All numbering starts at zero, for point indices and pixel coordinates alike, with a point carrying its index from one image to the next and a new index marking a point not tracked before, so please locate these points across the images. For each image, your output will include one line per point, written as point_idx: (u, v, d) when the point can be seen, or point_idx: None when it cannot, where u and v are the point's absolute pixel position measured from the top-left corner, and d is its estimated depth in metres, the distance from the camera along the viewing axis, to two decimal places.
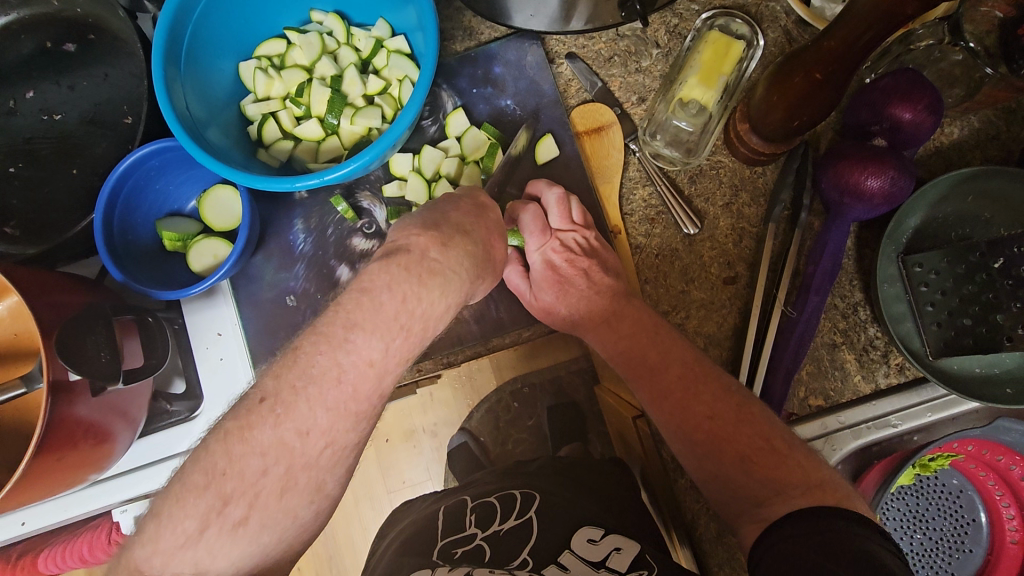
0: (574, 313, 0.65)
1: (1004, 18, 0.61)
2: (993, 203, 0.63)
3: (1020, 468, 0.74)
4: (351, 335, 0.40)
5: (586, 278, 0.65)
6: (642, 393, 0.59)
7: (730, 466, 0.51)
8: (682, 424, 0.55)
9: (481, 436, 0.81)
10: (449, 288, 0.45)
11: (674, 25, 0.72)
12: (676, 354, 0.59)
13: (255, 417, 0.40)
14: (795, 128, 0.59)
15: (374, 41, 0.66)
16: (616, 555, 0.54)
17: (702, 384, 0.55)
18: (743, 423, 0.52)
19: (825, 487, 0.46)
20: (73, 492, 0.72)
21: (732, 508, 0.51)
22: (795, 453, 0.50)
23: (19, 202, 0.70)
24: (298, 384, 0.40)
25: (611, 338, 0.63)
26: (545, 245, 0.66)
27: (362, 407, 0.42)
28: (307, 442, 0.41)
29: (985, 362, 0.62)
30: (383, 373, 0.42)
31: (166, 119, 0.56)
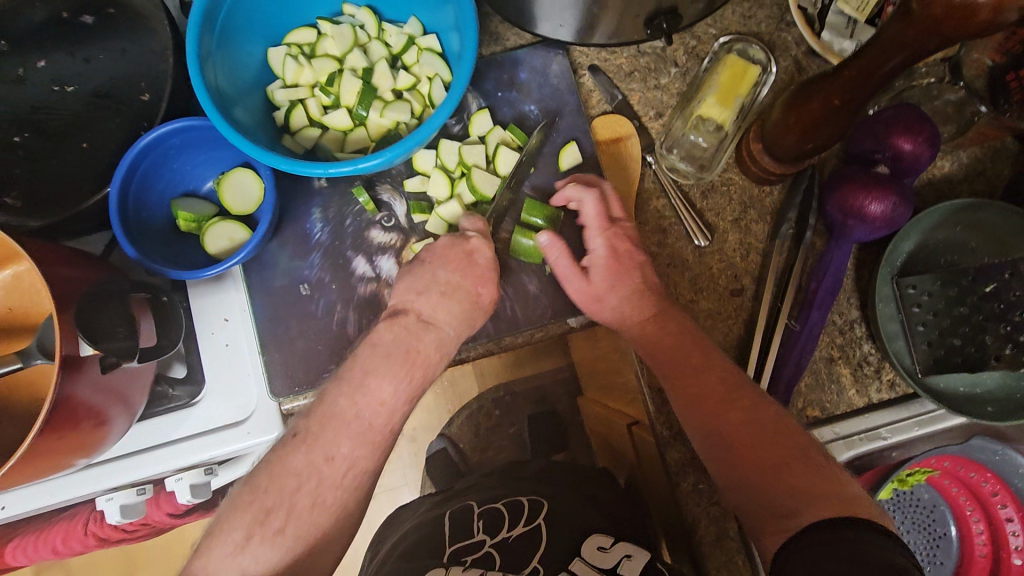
0: (613, 306, 0.67)
1: (994, 64, 0.67)
2: (979, 233, 0.68)
3: (992, 484, 0.79)
4: (367, 379, 0.59)
5: (637, 272, 0.66)
6: (677, 392, 0.60)
7: (759, 473, 0.52)
8: (716, 429, 0.56)
9: (466, 438, 1.07)
10: (442, 342, 0.63)
11: (693, 46, 0.75)
12: (718, 358, 0.60)
13: (289, 448, 0.57)
14: (809, 150, 0.62)
15: (406, 38, 0.67)
16: (627, 561, 0.61)
17: (731, 392, 0.57)
18: (774, 433, 0.53)
19: (848, 493, 0.48)
20: (61, 476, 0.69)
21: (756, 521, 0.51)
22: (827, 468, 0.51)
23: (25, 174, 0.68)
24: (323, 421, 0.57)
25: (650, 335, 0.64)
26: (606, 228, 0.67)
27: (375, 437, 0.58)
28: (333, 465, 0.56)
29: (969, 381, 0.67)
30: (391, 410, 0.59)
31: (197, 92, 0.56)
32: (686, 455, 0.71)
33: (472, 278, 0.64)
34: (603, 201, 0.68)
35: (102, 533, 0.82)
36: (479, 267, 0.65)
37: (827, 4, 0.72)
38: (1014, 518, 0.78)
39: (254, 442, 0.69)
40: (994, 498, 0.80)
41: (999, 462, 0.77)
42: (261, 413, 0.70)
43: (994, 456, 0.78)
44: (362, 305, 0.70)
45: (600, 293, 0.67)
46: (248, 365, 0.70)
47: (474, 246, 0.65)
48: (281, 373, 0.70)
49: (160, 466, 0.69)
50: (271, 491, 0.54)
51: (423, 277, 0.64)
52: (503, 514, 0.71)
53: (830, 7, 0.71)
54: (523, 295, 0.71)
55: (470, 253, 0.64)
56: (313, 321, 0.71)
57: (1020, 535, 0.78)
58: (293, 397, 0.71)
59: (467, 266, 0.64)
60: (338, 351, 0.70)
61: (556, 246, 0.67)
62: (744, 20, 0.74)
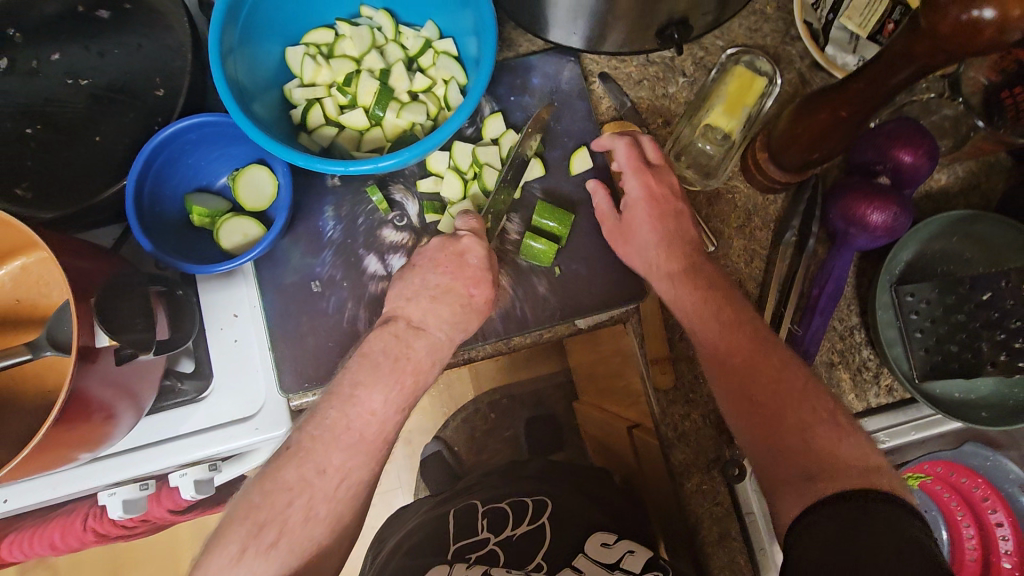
0: (649, 254, 0.66)
1: (990, 82, 0.69)
2: (975, 244, 0.70)
3: (982, 489, 0.81)
4: (356, 391, 0.58)
5: (666, 223, 0.66)
6: (707, 348, 0.61)
7: (789, 433, 0.53)
8: (746, 387, 0.57)
9: (458, 444, 1.11)
10: (433, 346, 0.62)
11: (700, 57, 0.77)
12: (748, 318, 0.60)
13: (282, 461, 0.55)
14: (814, 159, 0.64)
15: (422, 41, 0.68)
16: (629, 557, 0.61)
17: (760, 355, 0.57)
18: (803, 395, 0.55)
19: (873, 462, 0.49)
20: (64, 470, 0.68)
21: (778, 478, 0.52)
22: (851, 432, 0.53)
23: (37, 166, 0.68)
24: (316, 433, 0.57)
25: (683, 288, 0.63)
26: (642, 169, 0.67)
27: (370, 446, 0.57)
28: (324, 477, 0.55)
29: (964, 388, 0.69)
30: (383, 420, 0.58)
31: (217, 86, 0.56)
32: (691, 456, 0.71)
33: (463, 280, 0.63)
34: (636, 146, 0.68)
35: (102, 529, 0.81)
36: (472, 266, 0.63)
37: (831, 20, 0.74)
38: (1004, 523, 0.80)
39: (262, 438, 0.69)
40: (984, 503, 0.82)
41: (990, 467, 0.80)
42: (269, 409, 0.70)
43: (985, 462, 0.80)
44: (373, 303, 0.71)
45: (634, 235, 0.67)
46: (256, 361, 0.70)
47: (465, 245, 0.64)
48: (291, 369, 0.71)
49: (166, 461, 0.68)
50: (265, 507, 0.53)
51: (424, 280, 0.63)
52: (506, 512, 0.72)
53: (834, 23, 0.74)
54: (533, 296, 0.72)
55: (462, 253, 0.64)
56: (324, 317, 0.72)
57: (1010, 540, 0.80)
58: (303, 393, 0.71)
59: (458, 267, 0.63)
60: (348, 348, 0.71)
61: (599, 191, 0.70)
62: (750, 33, 0.77)
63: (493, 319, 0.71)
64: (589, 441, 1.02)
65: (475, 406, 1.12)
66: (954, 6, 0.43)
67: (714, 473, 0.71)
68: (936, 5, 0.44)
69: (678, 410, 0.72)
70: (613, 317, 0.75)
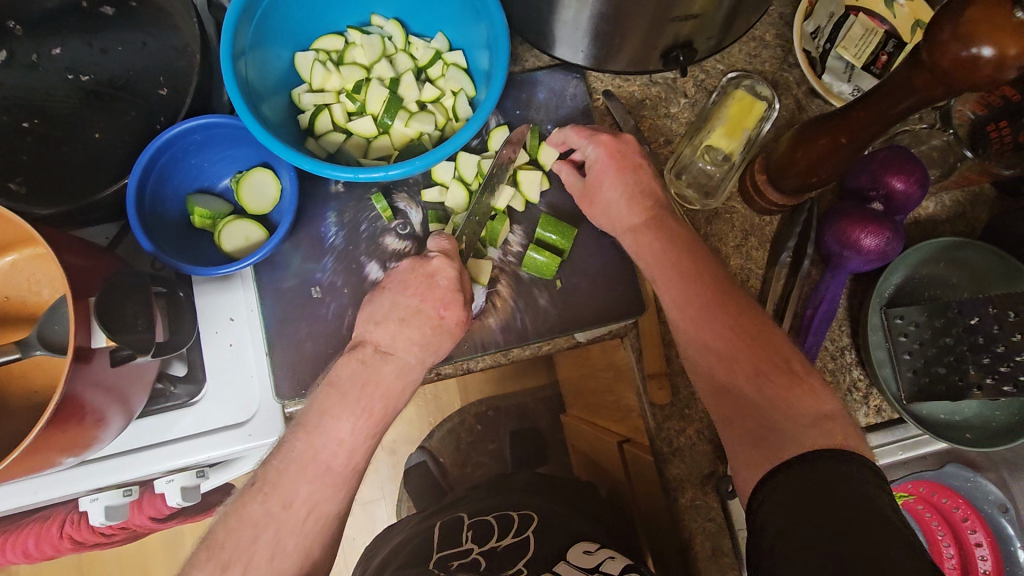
0: (614, 211, 0.67)
1: (978, 115, 0.73)
2: (962, 270, 0.72)
3: (963, 510, 0.82)
4: (322, 420, 0.57)
5: (636, 174, 0.66)
6: (666, 295, 0.61)
7: (746, 381, 0.54)
8: (704, 334, 0.57)
9: (442, 456, 1.10)
10: (400, 373, 0.61)
11: (701, 80, 0.79)
12: (709, 267, 0.60)
13: (248, 498, 0.55)
14: (812, 183, 0.66)
15: (433, 52, 0.69)
16: (609, 561, 0.61)
17: (722, 308, 0.57)
18: (762, 344, 0.55)
19: (836, 419, 0.50)
20: (46, 475, 0.66)
21: (737, 428, 0.53)
22: (807, 379, 0.53)
23: (33, 160, 0.66)
24: (282, 466, 0.56)
25: (648, 241, 0.63)
26: (594, 133, 0.68)
27: (337, 479, 0.56)
28: (291, 511, 0.54)
29: (949, 409, 0.71)
30: (352, 450, 0.57)
31: (227, 87, 0.56)
32: (686, 471, 0.72)
33: (432, 302, 0.62)
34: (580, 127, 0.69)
35: (78, 536, 0.78)
36: (439, 287, 0.63)
37: (827, 49, 0.77)
38: (983, 543, 0.82)
39: (254, 445, 0.68)
40: (964, 523, 0.83)
41: (970, 488, 0.82)
42: (263, 416, 0.69)
43: (966, 483, 0.82)
44: None
45: (597, 194, 0.68)
46: (252, 366, 0.69)
47: (435, 267, 0.63)
48: (288, 376, 0.70)
49: (154, 467, 0.66)
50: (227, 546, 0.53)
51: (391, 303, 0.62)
52: (493, 524, 0.73)
53: (830, 52, 0.77)
54: (534, 308, 0.72)
55: (432, 275, 0.63)
56: (323, 323, 0.71)
57: (988, 559, 0.82)
58: (298, 401, 0.70)
59: (428, 288, 0.63)
60: None
61: (563, 167, 0.72)
62: (750, 58, 0.79)
63: (491, 330, 0.72)
64: (575, 455, 1.02)
65: (460, 417, 1.12)
66: (955, 42, 0.44)
67: (708, 489, 0.72)
68: (937, 40, 0.46)
69: (673, 425, 0.73)
70: (610, 331, 0.76)
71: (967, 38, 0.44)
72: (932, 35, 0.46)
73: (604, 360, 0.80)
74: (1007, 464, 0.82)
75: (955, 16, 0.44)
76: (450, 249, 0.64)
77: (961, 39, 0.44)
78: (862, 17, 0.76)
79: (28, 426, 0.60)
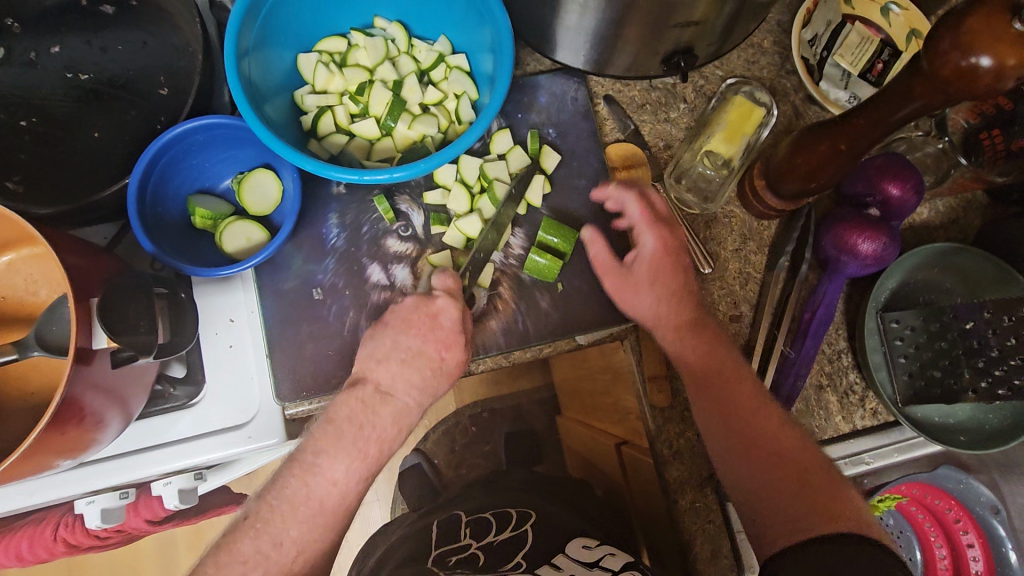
0: (645, 310, 0.68)
1: (970, 124, 0.75)
2: (956, 274, 0.73)
3: (955, 511, 0.83)
4: (316, 460, 0.59)
5: (683, 277, 0.68)
6: (701, 401, 0.64)
7: (785, 489, 0.56)
8: (743, 440, 0.60)
9: (437, 458, 1.10)
10: (398, 417, 0.64)
11: (701, 86, 0.79)
12: (745, 372, 0.64)
13: (240, 534, 0.57)
14: (811, 189, 0.66)
15: (435, 55, 0.69)
16: (610, 557, 0.62)
17: (766, 411, 0.61)
18: (803, 451, 0.59)
19: (873, 527, 0.53)
20: (41, 477, 0.65)
21: (775, 527, 0.55)
22: (846, 488, 0.56)
23: (30, 159, 0.65)
24: (274, 503, 0.58)
25: (692, 340, 0.65)
26: (655, 224, 0.68)
27: (329, 517, 0.59)
28: (280, 550, 0.56)
29: (943, 412, 0.72)
30: (344, 490, 0.60)
31: (231, 86, 0.56)
32: (686, 473, 0.72)
33: (434, 343, 0.64)
34: (644, 201, 0.69)
35: (72, 540, 0.78)
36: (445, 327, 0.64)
37: (825, 56, 0.78)
38: (975, 544, 0.83)
39: (255, 446, 0.68)
40: (956, 525, 0.84)
41: (962, 490, 0.83)
42: (264, 417, 0.68)
43: (959, 485, 0.83)
44: (375, 312, 0.71)
45: (636, 294, 0.68)
46: (252, 367, 0.69)
47: (440, 305, 0.64)
48: (288, 378, 0.69)
49: (151, 470, 0.66)
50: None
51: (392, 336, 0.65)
52: (491, 522, 0.75)
53: (827, 60, 0.78)
54: (535, 311, 0.73)
55: (435, 314, 0.64)
56: (323, 325, 0.71)
57: (980, 560, 0.83)
58: (299, 403, 0.70)
59: (431, 328, 0.64)
60: (348, 356, 0.70)
61: (596, 239, 0.70)
62: (748, 65, 0.80)
63: (492, 333, 0.72)
64: (571, 457, 1.03)
65: (455, 419, 1.12)
66: (955, 51, 0.45)
67: (707, 491, 0.72)
68: (939, 50, 0.47)
69: (673, 428, 0.73)
70: (612, 334, 0.75)
71: (967, 47, 0.44)
72: (933, 44, 0.47)
73: (601, 362, 0.84)
74: (997, 466, 0.84)
75: (955, 26, 0.45)
76: (454, 287, 0.65)
77: (960, 48, 0.45)
78: (858, 26, 0.77)
79: (26, 427, 0.60)
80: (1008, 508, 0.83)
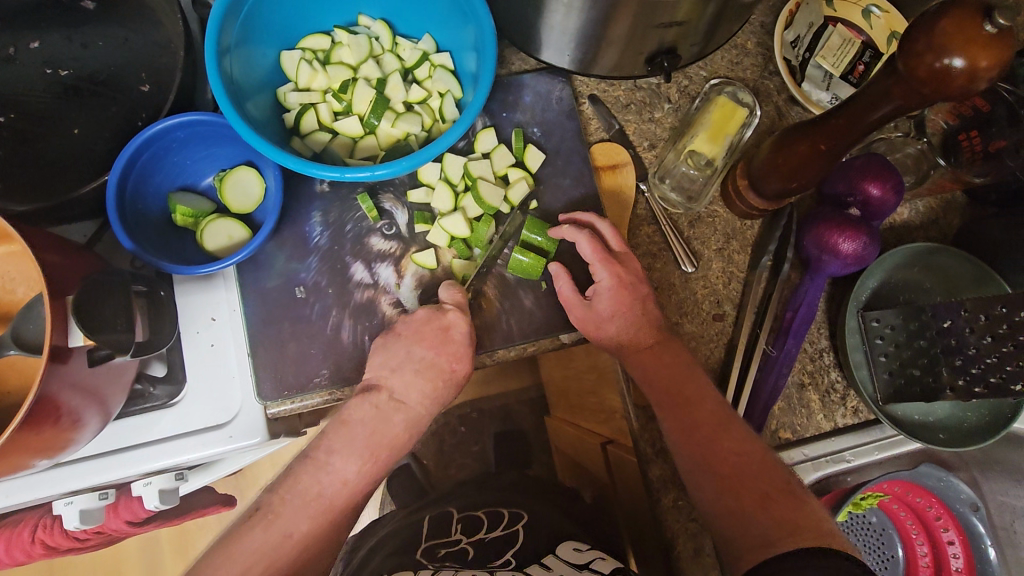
0: (620, 335, 0.68)
1: (949, 125, 0.78)
2: (935, 274, 0.74)
3: (936, 509, 0.85)
4: (330, 459, 0.63)
5: (644, 306, 0.68)
6: (668, 422, 0.63)
7: (747, 504, 0.56)
8: (707, 458, 0.60)
9: (425, 459, 1.10)
10: (411, 422, 0.67)
11: (685, 86, 0.80)
12: (710, 392, 0.64)
13: (252, 525, 0.60)
14: (793, 189, 0.67)
15: (419, 54, 0.69)
16: (600, 561, 0.63)
17: (728, 429, 0.61)
18: (764, 469, 0.58)
19: (837, 537, 0.52)
20: (17, 478, 0.64)
21: (740, 544, 0.55)
22: (809, 503, 0.56)
23: (8, 155, 0.64)
24: (286, 496, 0.61)
25: (654, 365, 0.67)
26: (608, 260, 0.68)
27: (336, 512, 0.62)
28: (288, 540, 0.59)
29: (922, 410, 0.73)
30: (353, 489, 0.63)
31: (212, 83, 0.56)
32: (668, 471, 0.72)
33: (448, 356, 0.66)
34: (596, 239, 0.69)
35: (50, 542, 0.77)
36: (456, 341, 0.66)
37: (807, 58, 0.78)
38: (955, 541, 0.85)
39: (236, 446, 0.67)
40: (936, 523, 0.86)
41: (942, 487, 0.84)
42: (245, 417, 0.68)
43: (939, 482, 0.84)
44: (359, 311, 0.70)
45: (601, 321, 0.68)
46: (234, 367, 0.68)
47: (452, 320, 0.66)
48: (270, 377, 0.69)
49: (130, 470, 0.65)
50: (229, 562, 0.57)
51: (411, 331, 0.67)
52: (482, 520, 0.76)
53: (810, 61, 0.78)
54: (520, 310, 0.73)
55: (446, 328, 0.66)
56: (307, 324, 0.70)
57: (960, 557, 0.84)
58: (281, 402, 0.69)
59: (442, 342, 0.66)
60: (332, 354, 0.70)
61: (562, 275, 0.69)
62: (732, 66, 0.80)
63: (477, 333, 0.72)
64: (559, 457, 1.03)
65: (443, 420, 1.12)
66: (930, 53, 0.46)
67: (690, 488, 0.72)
68: (914, 51, 0.47)
69: (656, 426, 0.73)
70: None
71: (941, 49, 0.45)
72: (909, 46, 0.47)
73: (588, 360, 0.85)
74: (978, 464, 0.84)
75: (930, 29, 0.46)
76: (463, 299, 0.68)
77: (935, 50, 0.45)
78: (840, 27, 0.78)
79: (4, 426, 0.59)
80: (987, 505, 0.84)
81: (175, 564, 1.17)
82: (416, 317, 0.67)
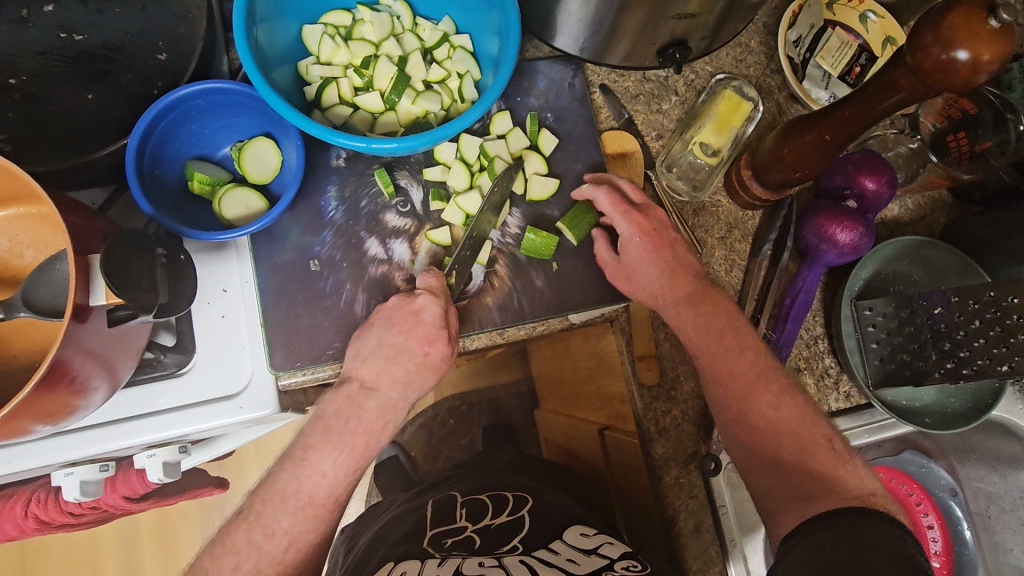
0: (653, 286, 0.69)
1: (939, 127, 0.80)
2: (923, 268, 0.78)
3: (916, 493, 0.88)
4: (306, 454, 0.62)
5: (672, 249, 0.70)
6: (707, 371, 0.65)
7: (789, 456, 0.59)
8: (743, 419, 0.62)
9: (412, 452, 1.12)
10: (384, 410, 0.66)
11: (692, 80, 0.83)
12: (751, 342, 0.65)
13: (232, 531, 0.60)
14: (797, 178, 0.69)
15: (440, 34, 0.70)
16: (607, 546, 0.65)
17: (764, 385, 0.62)
18: (806, 423, 0.61)
19: (879, 499, 0.54)
20: (21, 445, 0.63)
21: (780, 498, 0.57)
22: (851, 464, 0.58)
23: (19, 118, 0.64)
24: (267, 497, 0.61)
25: (691, 317, 0.67)
26: (628, 210, 0.70)
27: (318, 509, 0.61)
28: (272, 540, 0.59)
29: (909, 396, 0.77)
30: (332, 483, 0.62)
31: (240, 51, 0.56)
32: (671, 450, 0.75)
33: (416, 339, 0.66)
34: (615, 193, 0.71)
35: (44, 516, 0.75)
36: (425, 324, 0.66)
37: (808, 57, 0.82)
38: (934, 525, 0.89)
39: (246, 417, 0.67)
40: (916, 507, 0.88)
41: (924, 473, 0.89)
42: (256, 387, 0.68)
43: (920, 469, 0.89)
44: (373, 285, 0.71)
45: (635, 270, 0.70)
46: (245, 338, 0.68)
47: (421, 304, 0.67)
48: (282, 348, 0.69)
49: (136, 439, 0.64)
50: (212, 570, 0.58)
51: (405, 316, 0.67)
52: (486, 504, 0.77)
53: (810, 61, 0.82)
54: (530, 289, 0.74)
55: (416, 312, 0.66)
56: (321, 298, 0.71)
57: (938, 540, 0.88)
58: (293, 372, 0.70)
59: (412, 326, 0.67)
60: (344, 328, 0.70)
61: (601, 240, 0.73)
62: (736, 63, 0.83)
63: (483, 314, 0.73)
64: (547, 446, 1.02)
65: (433, 411, 1.15)
66: (936, 46, 0.49)
67: (692, 467, 0.75)
68: (921, 43, 0.50)
69: (660, 406, 0.75)
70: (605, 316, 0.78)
71: (947, 42, 0.48)
72: (916, 39, 0.50)
73: (585, 350, 0.86)
74: (956, 452, 0.89)
75: (937, 22, 0.48)
76: (437, 286, 0.67)
77: (941, 43, 0.48)
78: (838, 30, 0.82)
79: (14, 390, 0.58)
80: (965, 492, 0.89)
81: (154, 557, 1.16)
82: (388, 306, 0.68)
